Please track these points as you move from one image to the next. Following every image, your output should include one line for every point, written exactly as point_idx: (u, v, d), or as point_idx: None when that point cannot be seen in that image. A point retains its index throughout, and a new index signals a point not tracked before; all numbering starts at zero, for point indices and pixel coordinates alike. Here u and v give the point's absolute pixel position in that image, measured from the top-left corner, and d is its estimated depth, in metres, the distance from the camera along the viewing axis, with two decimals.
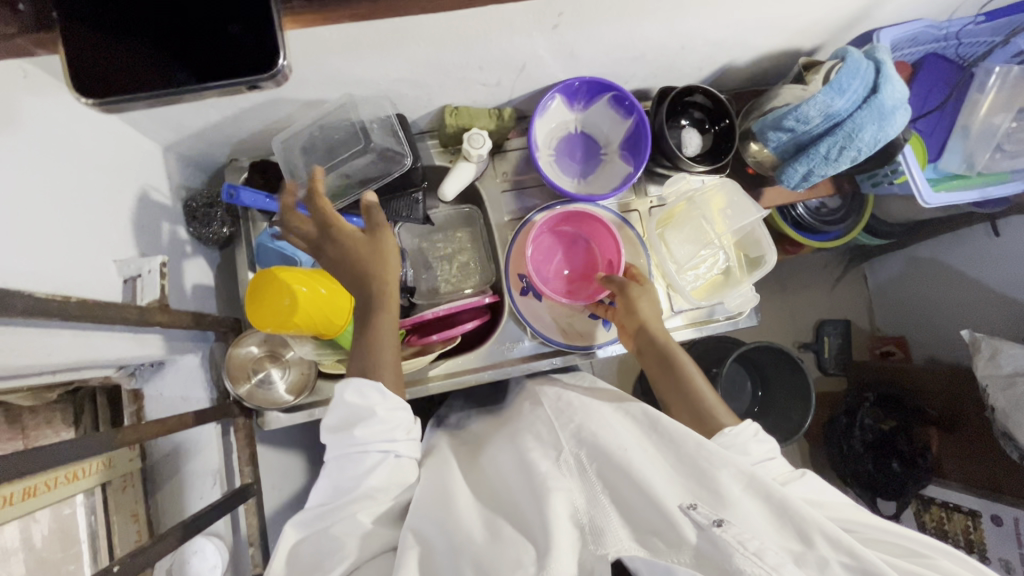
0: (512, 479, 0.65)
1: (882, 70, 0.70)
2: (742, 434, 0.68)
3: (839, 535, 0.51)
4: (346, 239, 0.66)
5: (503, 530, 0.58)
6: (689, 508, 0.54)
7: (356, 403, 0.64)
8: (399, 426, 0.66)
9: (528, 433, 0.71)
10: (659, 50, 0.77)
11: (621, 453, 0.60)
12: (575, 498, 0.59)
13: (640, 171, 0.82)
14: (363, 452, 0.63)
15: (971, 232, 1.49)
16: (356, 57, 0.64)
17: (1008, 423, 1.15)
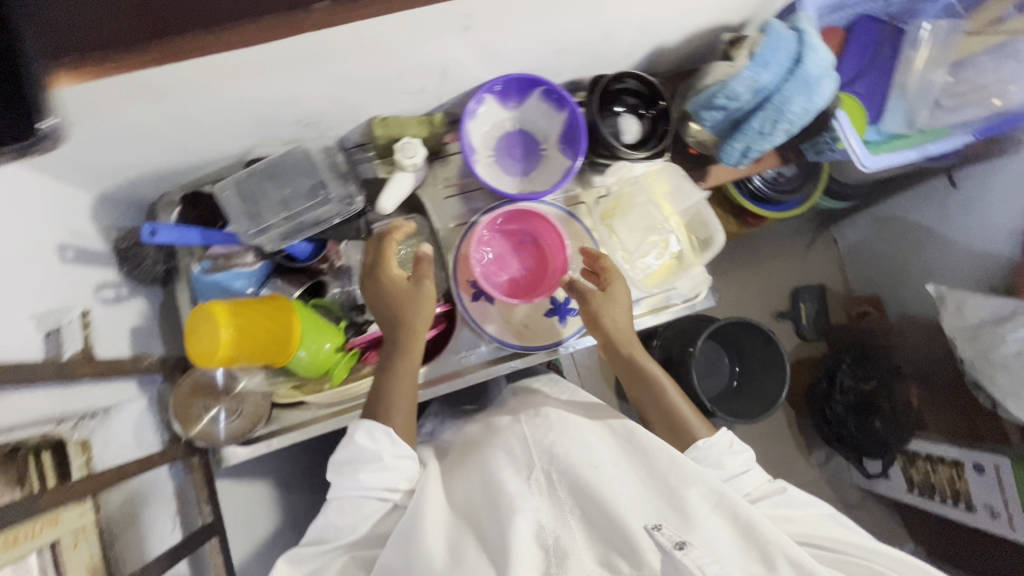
0: (479, 496, 0.65)
1: (804, 39, 0.70)
2: (716, 446, 0.70)
3: (799, 556, 0.55)
4: (390, 284, 0.76)
5: (467, 553, 0.59)
6: (654, 529, 0.56)
7: (366, 447, 0.68)
8: (403, 474, 0.70)
9: (500, 447, 0.71)
10: (585, 40, 0.76)
11: (590, 472, 0.62)
12: (543, 517, 0.60)
13: (579, 162, 0.81)
14: (365, 497, 0.67)
15: (930, 186, 1.49)
16: (265, 82, 0.62)
17: (978, 373, 1.16)
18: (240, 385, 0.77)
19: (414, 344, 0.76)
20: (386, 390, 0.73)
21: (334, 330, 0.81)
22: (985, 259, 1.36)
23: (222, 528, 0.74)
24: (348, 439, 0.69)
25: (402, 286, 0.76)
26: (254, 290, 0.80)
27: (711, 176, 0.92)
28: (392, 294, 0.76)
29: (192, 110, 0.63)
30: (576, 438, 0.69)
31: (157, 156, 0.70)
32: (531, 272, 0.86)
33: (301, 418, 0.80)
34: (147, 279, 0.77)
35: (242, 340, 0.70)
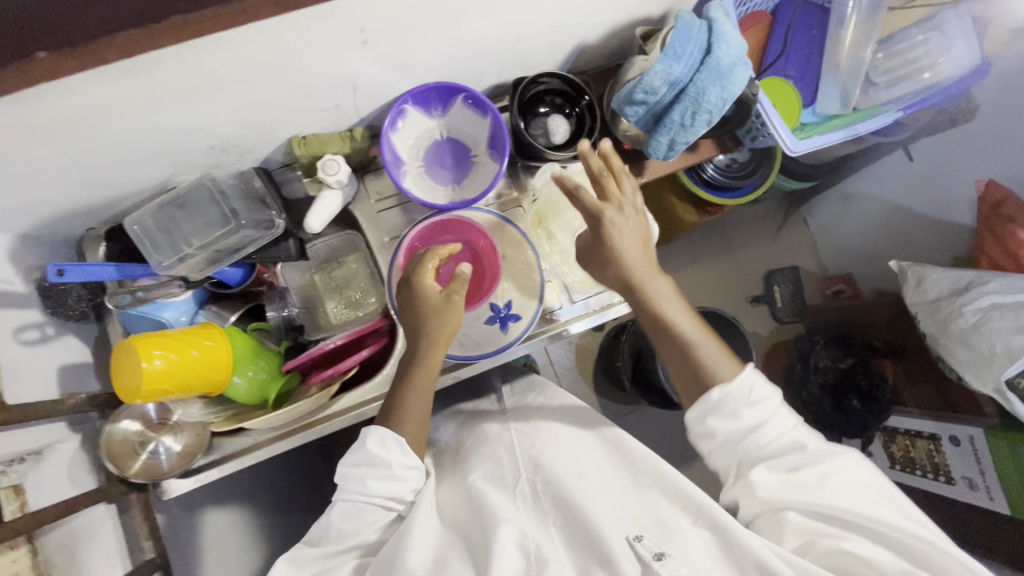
0: (467, 508, 0.70)
1: (713, 28, 0.69)
2: (733, 395, 0.65)
3: (770, 565, 0.56)
4: (421, 291, 0.74)
5: (450, 564, 0.63)
6: (634, 540, 0.60)
7: (377, 454, 0.68)
8: (410, 484, 0.71)
9: (488, 458, 0.77)
10: (499, 44, 0.75)
11: (575, 481, 0.68)
12: (526, 525, 0.65)
13: (505, 167, 0.80)
14: (370, 503, 0.68)
15: (889, 161, 1.48)
16: (165, 112, 0.62)
17: (938, 346, 1.15)
18: (175, 416, 0.77)
19: (431, 357, 0.73)
20: (401, 398, 0.72)
21: (268, 355, 0.81)
22: (947, 231, 1.33)
23: (166, 561, 0.74)
24: (358, 444, 0.69)
25: (432, 299, 0.74)
26: (187, 319, 0.79)
27: (647, 170, 0.91)
28: (422, 301, 0.74)
29: (92, 145, 0.62)
30: (561, 447, 0.75)
31: (70, 194, 0.69)
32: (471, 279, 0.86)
33: (244, 444, 0.79)
34: (75, 316, 0.76)
35: (173, 373, 0.69)
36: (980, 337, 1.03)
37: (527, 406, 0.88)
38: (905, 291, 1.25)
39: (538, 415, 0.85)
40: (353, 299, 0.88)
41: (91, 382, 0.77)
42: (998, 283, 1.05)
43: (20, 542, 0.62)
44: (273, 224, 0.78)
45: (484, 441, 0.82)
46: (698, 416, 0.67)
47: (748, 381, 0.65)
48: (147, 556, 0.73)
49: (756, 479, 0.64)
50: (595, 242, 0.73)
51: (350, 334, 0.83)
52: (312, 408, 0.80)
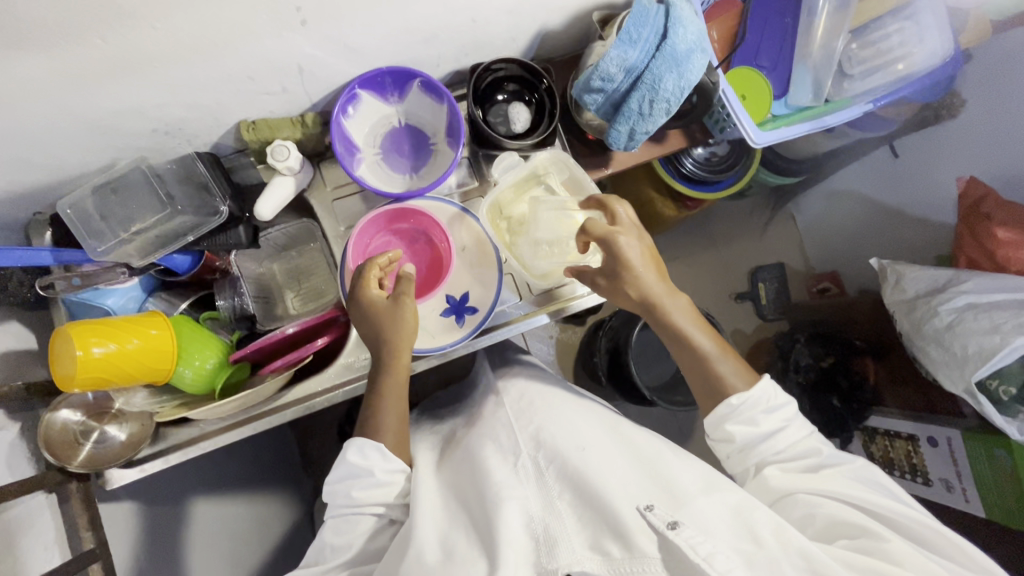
0: (469, 483, 0.70)
1: (670, 13, 0.66)
2: (752, 403, 0.71)
3: (787, 535, 0.59)
4: (369, 300, 0.75)
5: (457, 548, 0.63)
6: (646, 510, 0.57)
7: (358, 465, 0.71)
8: (397, 487, 0.73)
9: (489, 434, 0.77)
10: (452, 28, 0.73)
11: (577, 454, 0.68)
12: (530, 504, 0.65)
13: (460, 156, 0.79)
14: (358, 514, 0.71)
15: (874, 157, 1.46)
16: (95, 93, 0.59)
17: (913, 347, 1.12)
18: (118, 405, 0.76)
19: (395, 362, 0.75)
20: (376, 409, 0.75)
21: (218, 344, 0.78)
22: (930, 229, 1.31)
23: (107, 551, 0.73)
24: (340, 458, 0.73)
25: (381, 304, 0.75)
26: (136, 307, 0.79)
27: (614, 161, 0.89)
28: (370, 315, 0.74)
29: (21, 126, 0.60)
30: (562, 421, 0.74)
31: (7, 177, 0.67)
32: (429, 269, 0.85)
33: (192, 435, 0.78)
34: (19, 303, 0.74)
35: (117, 360, 0.68)
36: (953, 337, 1.01)
37: (506, 384, 0.87)
38: (884, 291, 1.23)
39: (530, 388, 0.85)
40: (310, 291, 0.90)
41: (35, 370, 0.75)
42: (975, 282, 1.02)
43: None
44: (218, 211, 0.77)
45: (482, 422, 0.82)
46: (715, 423, 0.72)
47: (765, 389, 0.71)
48: (86, 546, 0.72)
49: (769, 474, 0.70)
50: (610, 264, 0.73)
51: (306, 322, 0.82)
52: (264, 397, 0.79)
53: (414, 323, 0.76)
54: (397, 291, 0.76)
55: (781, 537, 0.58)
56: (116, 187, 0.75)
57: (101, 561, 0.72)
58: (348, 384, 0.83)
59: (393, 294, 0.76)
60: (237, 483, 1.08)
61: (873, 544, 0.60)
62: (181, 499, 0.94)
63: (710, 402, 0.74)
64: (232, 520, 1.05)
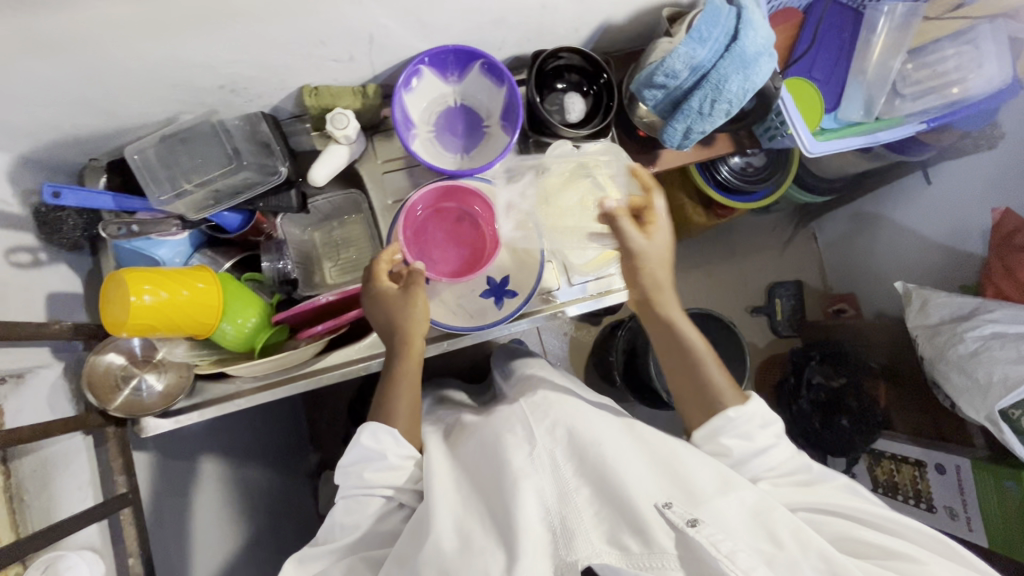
0: (484, 474, 0.69)
1: (742, 15, 0.67)
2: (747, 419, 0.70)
3: (806, 537, 0.59)
4: (382, 291, 0.74)
5: (474, 537, 0.63)
6: (664, 508, 0.60)
7: (370, 448, 0.70)
8: (409, 473, 0.72)
9: (504, 424, 0.73)
10: (521, 12, 0.73)
11: (596, 450, 0.66)
12: (546, 494, 0.64)
13: (515, 139, 0.79)
14: (368, 495, 0.71)
15: (906, 182, 1.46)
16: (174, 43, 0.60)
17: (935, 372, 1.13)
18: (161, 355, 0.77)
19: (407, 350, 0.75)
20: (389, 394, 0.75)
21: (261, 304, 0.79)
22: (956, 258, 1.32)
23: (137, 498, 0.74)
24: (353, 440, 0.71)
25: (392, 294, 0.74)
26: (182, 261, 0.79)
27: (661, 160, 0.90)
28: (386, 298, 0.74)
29: (98, 69, 0.60)
30: (580, 412, 0.72)
31: (74, 119, 0.68)
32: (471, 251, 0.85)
33: (227, 391, 0.80)
34: (70, 246, 0.75)
35: (165, 309, 0.68)
36: (977, 365, 1.02)
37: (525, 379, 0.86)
38: (907, 314, 1.23)
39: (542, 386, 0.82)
40: (350, 261, 0.89)
41: (80, 314, 0.77)
42: (1002, 312, 1.03)
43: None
44: (277, 172, 0.77)
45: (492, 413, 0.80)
46: (708, 434, 0.71)
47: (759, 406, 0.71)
48: (119, 491, 0.73)
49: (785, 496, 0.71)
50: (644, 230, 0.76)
51: (342, 292, 0.82)
52: (300, 360, 0.80)
53: (424, 311, 0.75)
54: (410, 279, 0.75)
55: (799, 538, 0.59)
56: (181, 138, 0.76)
57: (131, 506, 0.74)
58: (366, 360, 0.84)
59: (404, 282, 0.75)
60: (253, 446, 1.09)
61: (878, 557, 0.62)
62: (199, 455, 0.95)
63: (703, 415, 0.73)
64: (244, 482, 1.06)
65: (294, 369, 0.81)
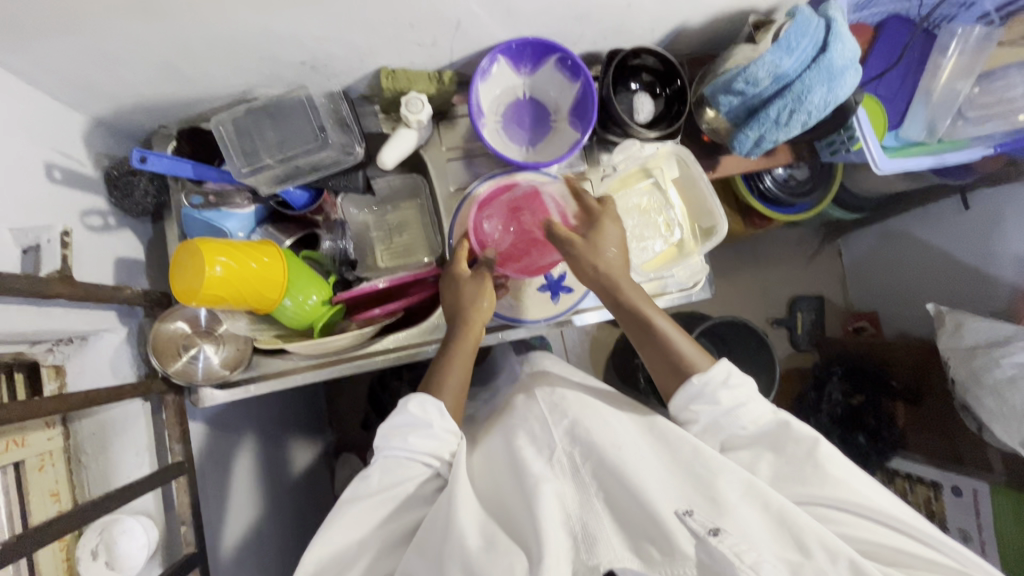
0: (505, 481, 0.67)
1: (831, 28, 0.68)
2: (712, 381, 0.67)
3: (835, 544, 0.54)
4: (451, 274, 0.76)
5: (499, 538, 0.57)
6: (684, 515, 0.55)
7: (417, 416, 0.65)
8: (449, 446, 0.67)
9: (522, 426, 0.73)
10: (606, 8, 0.74)
11: (614, 452, 0.63)
12: (568, 500, 0.61)
13: (587, 135, 0.79)
14: (411, 460, 0.65)
15: (940, 206, 1.43)
16: (275, 14, 0.60)
17: (967, 395, 1.14)
18: (223, 328, 0.77)
19: (468, 331, 0.74)
20: (442, 367, 0.72)
21: (322, 283, 0.79)
22: (987, 283, 1.32)
23: (191, 467, 0.74)
24: (400, 407, 0.67)
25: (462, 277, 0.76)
26: (246, 234, 0.79)
27: (721, 165, 0.90)
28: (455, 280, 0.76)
29: (196, 34, 0.60)
30: (596, 417, 0.70)
31: (157, 84, 0.68)
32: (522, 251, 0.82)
33: (282, 367, 0.79)
34: (139, 212, 0.75)
35: (233, 281, 0.67)
36: (1014, 391, 1.03)
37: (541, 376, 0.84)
38: (939, 336, 1.23)
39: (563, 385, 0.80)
40: (405, 246, 0.88)
41: (141, 279, 0.76)
42: None
43: (56, 422, 0.65)
44: (353, 155, 0.77)
45: (512, 414, 0.78)
46: (682, 405, 0.68)
47: (724, 366, 0.67)
48: (174, 459, 0.73)
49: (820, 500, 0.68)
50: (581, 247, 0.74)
51: (398, 278, 0.81)
52: (353, 342, 0.80)
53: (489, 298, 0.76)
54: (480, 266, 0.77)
55: (833, 550, 0.53)
56: (267, 112, 0.75)
57: (185, 475, 0.73)
58: (416, 348, 0.83)
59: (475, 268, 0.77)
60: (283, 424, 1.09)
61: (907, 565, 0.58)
62: (239, 430, 0.95)
63: (672, 382, 0.70)
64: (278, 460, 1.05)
65: (346, 351, 0.80)
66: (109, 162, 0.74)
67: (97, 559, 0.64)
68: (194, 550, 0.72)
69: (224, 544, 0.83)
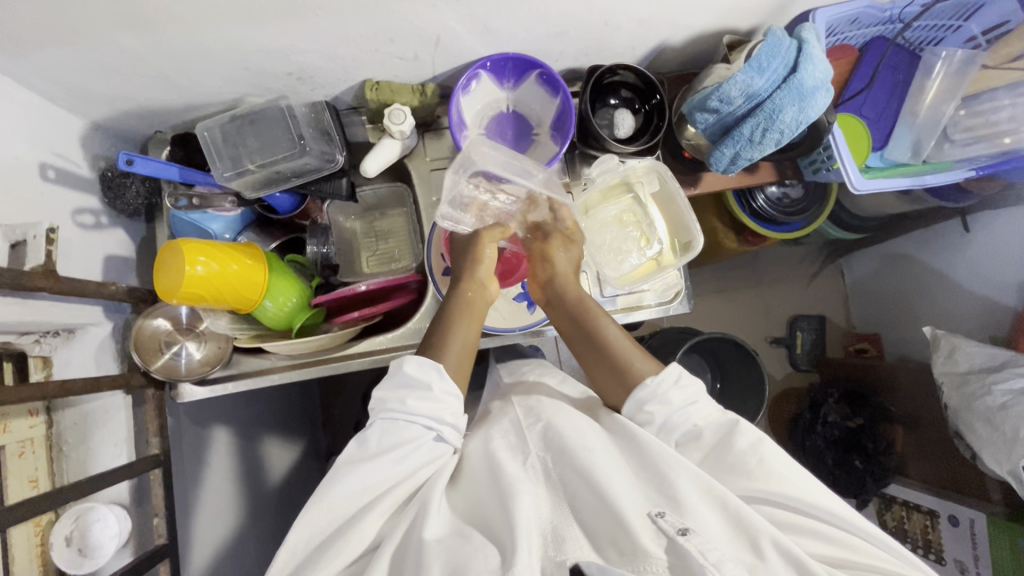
0: (472, 480, 0.66)
1: (803, 49, 0.69)
2: (664, 381, 0.68)
3: (786, 544, 0.54)
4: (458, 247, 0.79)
5: (473, 533, 0.57)
6: (657, 516, 0.56)
7: (415, 376, 0.64)
8: (450, 410, 0.65)
9: (495, 431, 0.72)
10: (584, 27, 0.76)
11: (585, 455, 0.62)
12: (541, 504, 0.60)
13: (565, 149, 0.81)
14: (408, 422, 0.62)
15: (942, 229, 1.41)
16: (258, 28, 0.63)
17: (960, 422, 1.11)
18: (204, 325, 0.80)
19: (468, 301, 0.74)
20: (443, 334, 0.71)
21: (302, 288, 0.82)
22: (987, 308, 1.29)
23: (167, 460, 0.76)
24: (396, 369, 0.65)
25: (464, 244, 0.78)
26: (232, 236, 0.83)
27: (703, 182, 0.91)
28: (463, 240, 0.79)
29: (184, 46, 0.63)
30: (573, 422, 0.68)
31: (150, 92, 0.72)
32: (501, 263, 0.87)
33: (262, 365, 0.82)
34: (130, 211, 0.79)
35: (212, 281, 0.70)
36: (1004, 418, 1.02)
37: (518, 385, 0.84)
38: (934, 360, 1.21)
39: (540, 392, 0.79)
40: (390, 250, 0.91)
41: (129, 277, 0.80)
42: None
43: (39, 411, 0.68)
44: (334, 163, 0.80)
45: (490, 420, 0.77)
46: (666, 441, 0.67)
47: (675, 367, 0.69)
48: (151, 451, 0.75)
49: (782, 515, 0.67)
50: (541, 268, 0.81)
51: (380, 283, 0.83)
52: (333, 344, 0.82)
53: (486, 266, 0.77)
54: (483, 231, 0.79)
55: (782, 546, 0.54)
56: (252, 119, 0.78)
57: (161, 467, 0.75)
58: (394, 351, 0.83)
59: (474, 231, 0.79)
60: (268, 423, 1.10)
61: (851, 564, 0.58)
62: (223, 427, 0.97)
63: (625, 390, 0.70)
64: (264, 459, 1.07)
65: (324, 352, 0.82)
66: (105, 164, 0.78)
67: (70, 546, 0.66)
68: (164, 542, 0.73)
69: (199, 537, 0.85)
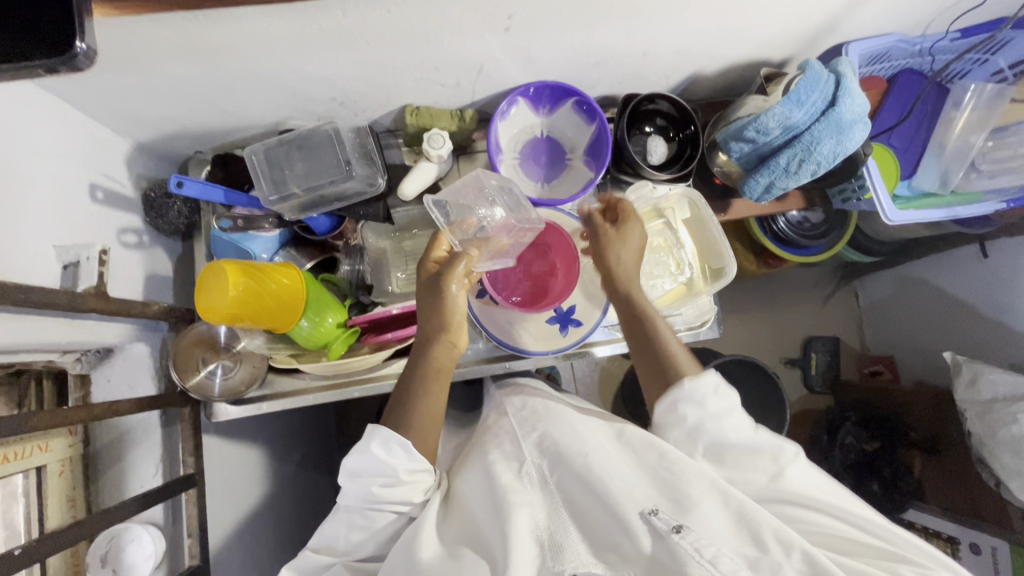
0: (473, 493, 0.64)
1: (841, 83, 0.70)
2: (700, 389, 0.64)
3: (787, 534, 0.54)
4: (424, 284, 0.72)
5: (463, 552, 0.58)
6: (650, 515, 0.56)
7: (382, 460, 0.61)
8: (418, 488, 0.65)
9: (493, 441, 0.70)
10: (622, 57, 0.77)
11: (582, 460, 0.62)
12: (537, 513, 0.59)
13: (600, 175, 0.82)
14: (377, 510, 0.62)
15: (960, 253, 1.40)
16: (309, 56, 0.64)
17: (984, 450, 1.11)
18: (241, 345, 0.80)
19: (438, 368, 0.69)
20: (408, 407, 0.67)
21: (338, 306, 0.81)
22: (1004, 334, 1.29)
23: (201, 481, 0.76)
24: (362, 445, 0.62)
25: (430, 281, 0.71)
26: (268, 256, 0.82)
27: (733, 209, 0.93)
28: (427, 279, 0.72)
29: (238, 73, 0.65)
30: (572, 427, 0.68)
31: (197, 115, 0.73)
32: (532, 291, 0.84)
33: (296, 385, 0.82)
34: (169, 231, 0.79)
35: (249, 301, 0.69)
36: None
37: (511, 393, 0.80)
38: (956, 387, 1.21)
39: (536, 398, 0.77)
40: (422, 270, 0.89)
41: (167, 295, 0.80)
42: None
43: (77, 430, 0.71)
44: (376, 187, 0.81)
45: (485, 433, 0.75)
46: None
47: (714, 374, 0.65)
48: (186, 471, 0.75)
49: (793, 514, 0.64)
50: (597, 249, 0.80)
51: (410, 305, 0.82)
52: (364, 366, 0.81)
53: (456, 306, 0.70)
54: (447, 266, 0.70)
55: (784, 538, 0.54)
56: (299, 144, 0.79)
57: (195, 488, 0.75)
58: None
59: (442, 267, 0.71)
60: (287, 440, 1.10)
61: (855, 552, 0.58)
62: (249, 444, 0.97)
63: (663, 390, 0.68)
64: (283, 477, 1.06)
65: (357, 372, 0.82)
66: (147, 183, 0.79)
67: (105, 567, 0.66)
68: (197, 563, 0.73)
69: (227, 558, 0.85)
